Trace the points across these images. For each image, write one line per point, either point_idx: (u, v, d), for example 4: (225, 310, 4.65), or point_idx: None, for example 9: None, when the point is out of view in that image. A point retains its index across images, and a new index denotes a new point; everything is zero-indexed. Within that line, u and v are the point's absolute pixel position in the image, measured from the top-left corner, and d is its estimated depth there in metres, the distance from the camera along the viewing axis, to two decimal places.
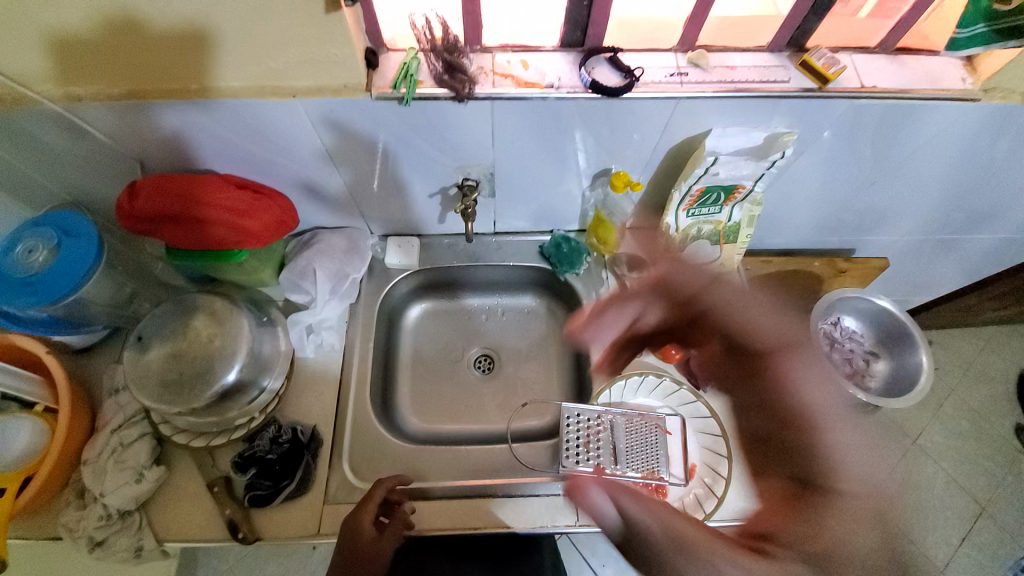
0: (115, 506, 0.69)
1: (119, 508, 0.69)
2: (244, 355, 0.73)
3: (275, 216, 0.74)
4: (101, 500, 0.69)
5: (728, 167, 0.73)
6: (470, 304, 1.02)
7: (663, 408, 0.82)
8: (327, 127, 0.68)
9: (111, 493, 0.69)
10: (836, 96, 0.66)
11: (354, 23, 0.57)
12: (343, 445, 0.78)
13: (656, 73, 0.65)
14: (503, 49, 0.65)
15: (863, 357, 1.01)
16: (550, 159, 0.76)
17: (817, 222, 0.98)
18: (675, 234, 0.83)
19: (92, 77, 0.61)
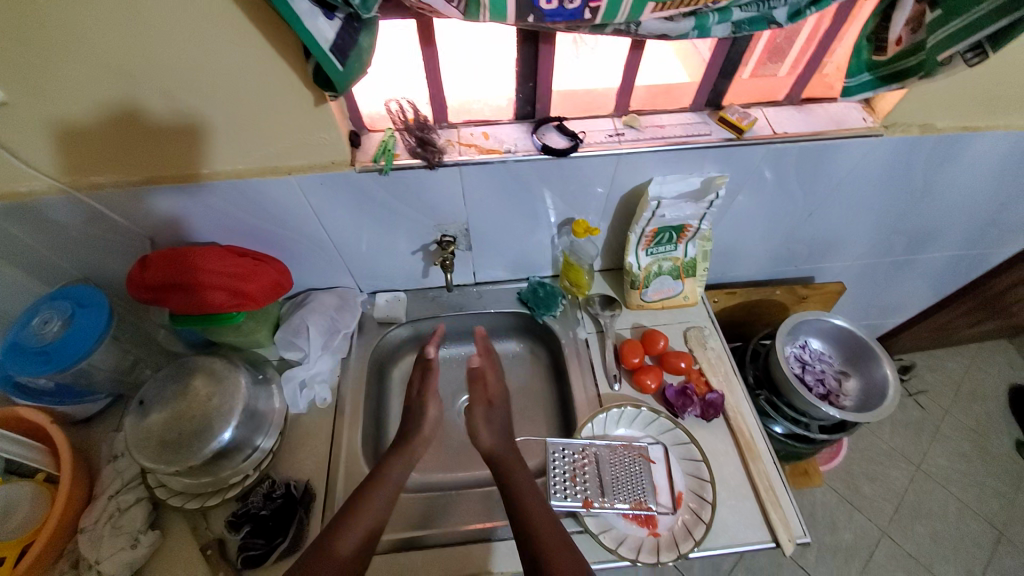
0: (109, 575, 0.69)
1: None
2: (240, 412, 0.77)
3: (271, 279, 0.82)
4: (96, 568, 0.69)
5: (672, 209, 0.82)
6: (456, 353, 1.07)
7: (645, 438, 0.85)
8: (317, 198, 0.77)
9: (105, 560, 0.70)
10: (753, 143, 0.78)
11: (338, 112, 0.68)
12: (336, 498, 0.80)
13: (598, 134, 0.76)
14: (467, 124, 0.76)
15: (834, 377, 1.06)
16: (517, 213, 0.85)
17: (772, 254, 1.07)
18: (638, 272, 0.91)
19: (115, 169, 0.71)
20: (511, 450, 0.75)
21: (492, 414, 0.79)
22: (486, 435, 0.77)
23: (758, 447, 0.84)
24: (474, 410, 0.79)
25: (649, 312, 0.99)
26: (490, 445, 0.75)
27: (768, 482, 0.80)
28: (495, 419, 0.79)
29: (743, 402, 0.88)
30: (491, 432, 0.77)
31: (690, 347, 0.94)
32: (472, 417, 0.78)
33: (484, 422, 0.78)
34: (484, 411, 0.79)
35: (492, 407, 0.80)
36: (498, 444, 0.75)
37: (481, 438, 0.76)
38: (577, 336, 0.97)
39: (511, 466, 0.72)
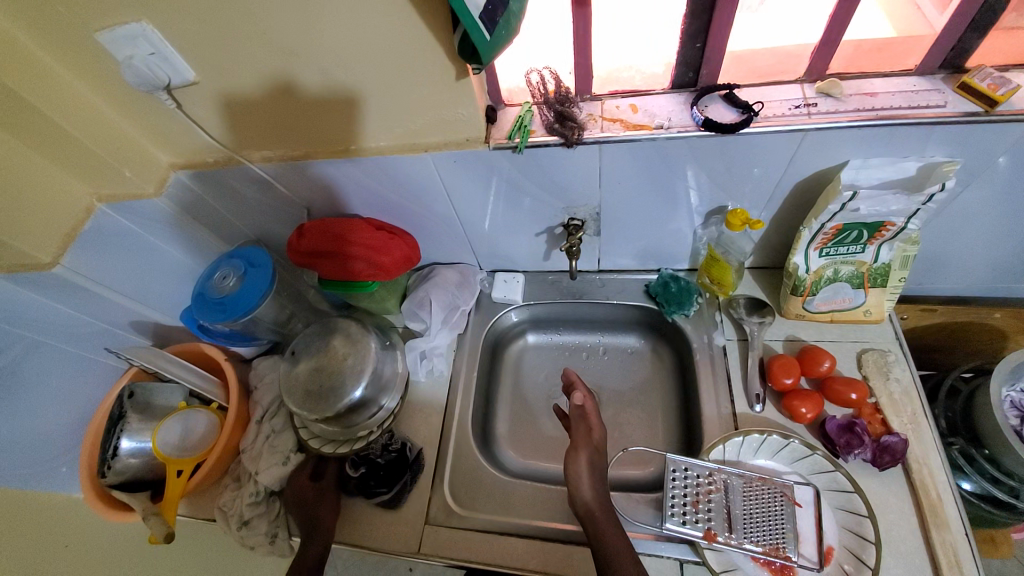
0: (265, 486, 0.81)
1: (267, 488, 0.81)
2: (368, 374, 0.83)
3: (404, 252, 0.85)
4: (255, 479, 0.81)
5: (870, 203, 0.63)
6: (573, 342, 1.03)
7: (791, 475, 0.71)
8: (449, 175, 0.76)
9: (265, 473, 0.81)
10: (1010, 119, 0.55)
11: (478, 86, 0.65)
12: (445, 470, 0.83)
13: (780, 105, 0.61)
14: (613, 95, 0.67)
15: None
16: (659, 199, 0.75)
17: (1001, 267, 0.80)
18: (805, 276, 0.75)
19: (281, 143, 0.77)
20: (607, 509, 0.67)
21: (596, 464, 0.72)
22: (588, 488, 0.68)
23: (948, 513, 0.65)
24: (577, 455, 0.71)
25: (809, 325, 0.82)
26: (588, 495, 0.68)
27: (955, 559, 0.62)
28: (597, 471, 0.71)
29: (933, 454, 0.69)
30: (592, 486, 0.69)
31: (866, 375, 0.75)
32: (574, 462, 0.71)
33: (588, 472, 0.70)
34: (588, 459, 0.71)
35: (598, 455, 0.72)
36: (600, 501, 0.67)
37: (582, 488, 0.68)
38: (713, 342, 0.85)
39: (609, 534, 0.64)
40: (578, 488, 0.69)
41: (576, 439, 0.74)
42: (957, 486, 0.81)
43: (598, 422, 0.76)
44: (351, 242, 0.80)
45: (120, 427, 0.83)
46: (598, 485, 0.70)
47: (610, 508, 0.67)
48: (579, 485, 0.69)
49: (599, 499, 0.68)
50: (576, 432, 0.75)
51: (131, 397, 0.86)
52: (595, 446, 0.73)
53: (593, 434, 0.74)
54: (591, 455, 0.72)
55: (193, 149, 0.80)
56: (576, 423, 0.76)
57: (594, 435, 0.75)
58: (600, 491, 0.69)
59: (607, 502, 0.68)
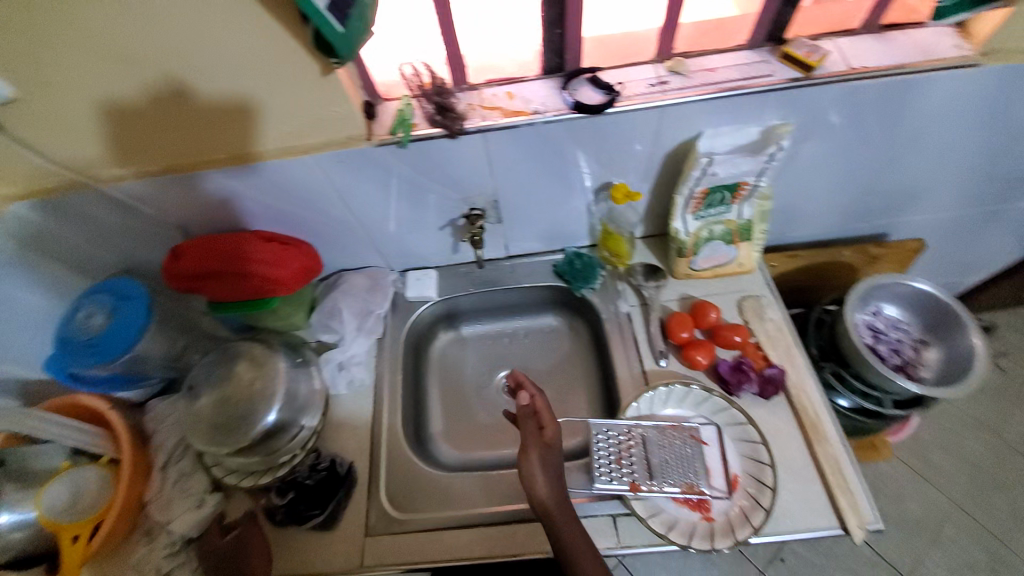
0: (180, 533, 0.74)
1: (183, 534, 0.74)
2: (281, 395, 0.78)
3: (301, 262, 0.81)
4: (168, 528, 0.74)
5: (725, 166, 0.72)
6: (495, 329, 1.06)
7: (697, 418, 0.78)
8: (338, 176, 0.73)
9: (178, 520, 0.74)
10: (825, 82, 0.65)
11: (348, 80, 0.62)
12: (379, 479, 0.80)
13: (639, 84, 0.66)
14: (490, 84, 0.68)
15: (911, 347, 0.92)
16: (552, 180, 0.78)
17: (841, 209, 0.95)
18: (686, 238, 0.83)
19: (138, 161, 0.69)
20: (564, 502, 0.66)
21: (549, 459, 0.68)
22: (543, 486, 0.66)
23: (826, 427, 0.75)
24: (529, 454, 0.67)
25: (698, 282, 0.91)
26: (544, 494, 0.65)
27: (835, 464, 0.72)
28: (551, 467, 0.68)
29: (807, 377, 0.79)
30: (547, 483, 0.66)
31: (746, 319, 0.85)
32: (526, 460, 0.67)
33: (542, 471, 0.66)
34: (541, 457, 0.68)
35: (550, 451, 0.69)
36: (556, 496, 0.66)
37: (537, 489, 0.65)
38: (619, 311, 0.90)
39: (568, 530, 0.64)
40: (534, 491, 0.66)
41: (527, 438, 0.69)
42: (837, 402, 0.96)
43: (548, 416, 0.71)
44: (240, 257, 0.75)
45: None
46: (553, 479, 0.67)
47: (566, 499, 0.66)
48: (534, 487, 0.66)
49: (555, 496, 0.66)
50: (525, 430, 0.70)
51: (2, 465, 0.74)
52: (546, 442, 0.69)
53: (544, 430, 0.70)
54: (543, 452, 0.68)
55: (28, 176, 0.69)
56: (524, 421, 0.71)
57: (547, 431, 0.70)
58: (557, 486, 0.67)
59: (562, 494, 0.66)
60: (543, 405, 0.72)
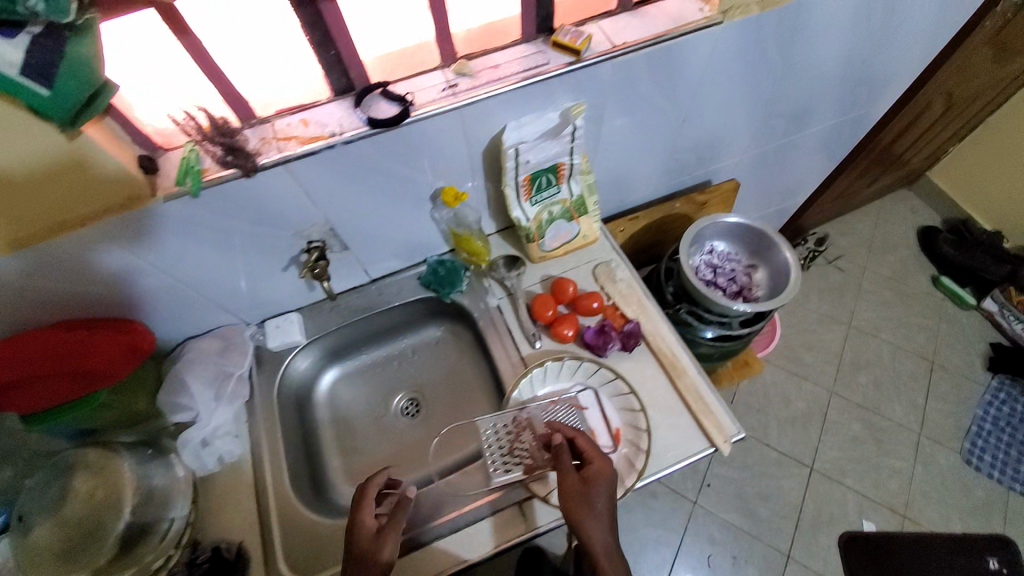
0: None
1: None
2: (132, 495, 0.70)
3: (123, 344, 0.72)
4: None
5: (534, 152, 0.77)
6: (380, 356, 1.03)
7: (575, 385, 0.82)
8: (140, 244, 0.66)
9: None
10: (594, 62, 0.71)
11: (105, 140, 0.57)
12: (274, 546, 0.75)
13: (429, 91, 0.67)
14: (282, 115, 0.66)
15: (743, 273, 1.05)
16: (384, 199, 0.77)
17: (662, 168, 1.05)
18: (529, 224, 0.87)
19: None
20: (615, 547, 0.63)
21: (600, 505, 0.65)
22: (594, 535, 0.63)
23: (682, 361, 0.83)
24: (574, 500, 0.65)
25: (555, 262, 0.95)
26: (596, 542, 0.63)
27: (696, 392, 0.81)
28: (605, 512, 0.65)
29: (660, 323, 0.88)
30: (599, 528, 0.63)
31: (601, 285, 0.92)
32: (574, 507, 0.65)
33: (592, 518, 0.64)
34: (592, 504, 0.65)
35: (598, 495, 0.65)
36: (604, 542, 0.63)
37: (587, 537, 0.63)
38: (489, 305, 0.93)
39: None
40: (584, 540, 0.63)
41: (568, 484, 0.66)
42: (705, 335, 1.02)
43: (596, 454, 0.68)
44: (49, 355, 0.67)
45: None
46: (606, 526, 0.64)
47: (615, 544, 0.64)
48: (585, 536, 0.63)
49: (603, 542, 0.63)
50: (566, 475, 0.67)
51: None
52: (591, 485, 0.66)
53: (590, 472, 0.67)
54: (588, 496, 0.65)
55: None
56: (564, 466, 0.68)
57: (591, 470, 0.67)
58: (608, 531, 0.64)
59: (613, 539, 0.64)
60: (586, 445, 0.69)
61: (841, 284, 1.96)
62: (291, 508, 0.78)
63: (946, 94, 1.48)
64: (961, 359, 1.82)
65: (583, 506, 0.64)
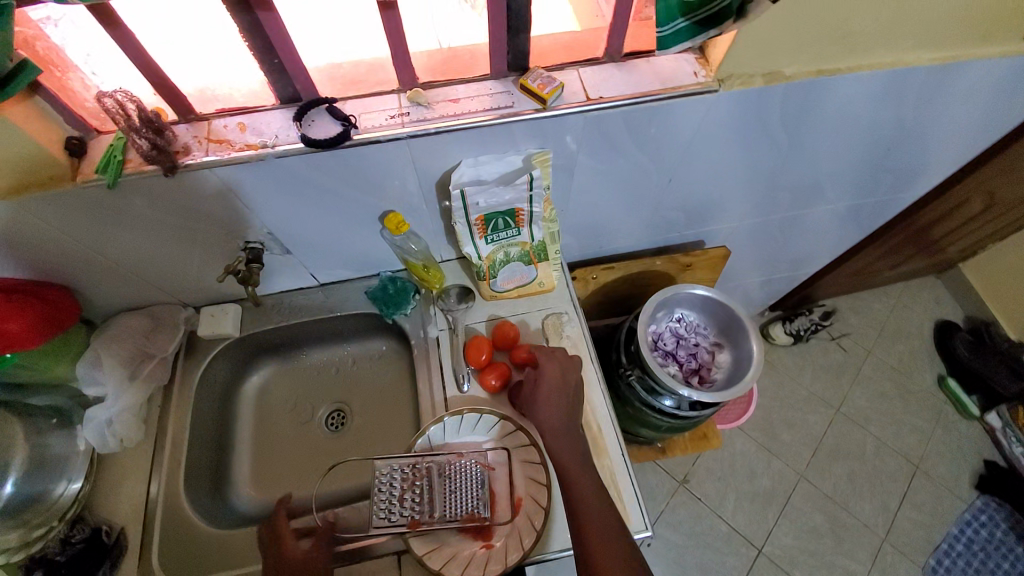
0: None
1: None
2: (21, 463, 0.72)
3: (41, 314, 0.71)
4: None
5: (484, 196, 0.73)
6: (318, 360, 0.99)
7: (490, 442, 0.79)
8: (62, 220, 0.65)
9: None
10: (562, 113, 0.66)
11: (28, 117, 0.55)
12: (153, 540, 0.73)
13: (376, 116, 0.64)
14: (221, 113, 0.63)
15: (706, 350, 0.98)
16: (328, 212, 0.74)
17: (645, 223, 0.99)
18: (480, 262, 0.82)
19: None
20: (568, 429, 0.72)
21: (556, 394, 0.75)
22: (548, 416, 0.73)
23: (606, 441, 0.79)
24: (533, 393, 0.75)
25: (507, 302, 0.91)
26: (549, 422, 0.73)
27: (611, 476, 0.77)
28: (562, 400, 0.74)
29: (597, 393, 0.82)
30: (553, 412, 0.73)
31: (546, 337, 0.87)
32: (532, 398, 0.75)
33: (546, 404, 0.74)
34: (546, 394, 0.75)
35: (555, 388, 0.75)
36: (557, 424, 0.72)
37: (541, 417, 0.73)
38: (428, 335, 0.89)
39: (563, 452, 0.70)
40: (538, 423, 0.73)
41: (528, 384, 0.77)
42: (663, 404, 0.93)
43: (555, 357, 0.78)
44: None
45: None
46: (562, 410, 0.74)
47: (569, 427, 0.73)
48: (538, 420, 0.73)
49: (555, 424, 0.72)
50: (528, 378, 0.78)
51: None
52: (546, 383, 0.76)
53: (549, 371, 0.76)
54: (544, 389, 0.75)
55: None
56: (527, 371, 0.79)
57: (549, 372, 0.76)
58: (563, 418, 0.73)
59: (567, 423, 0.73)
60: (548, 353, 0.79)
61: (840, 364, 1.84)
62: (178, 506, 0.76)
63: (989, 192, 1.36)
64: (949, 470, 1.69)
65: (540, 398, 0.75)
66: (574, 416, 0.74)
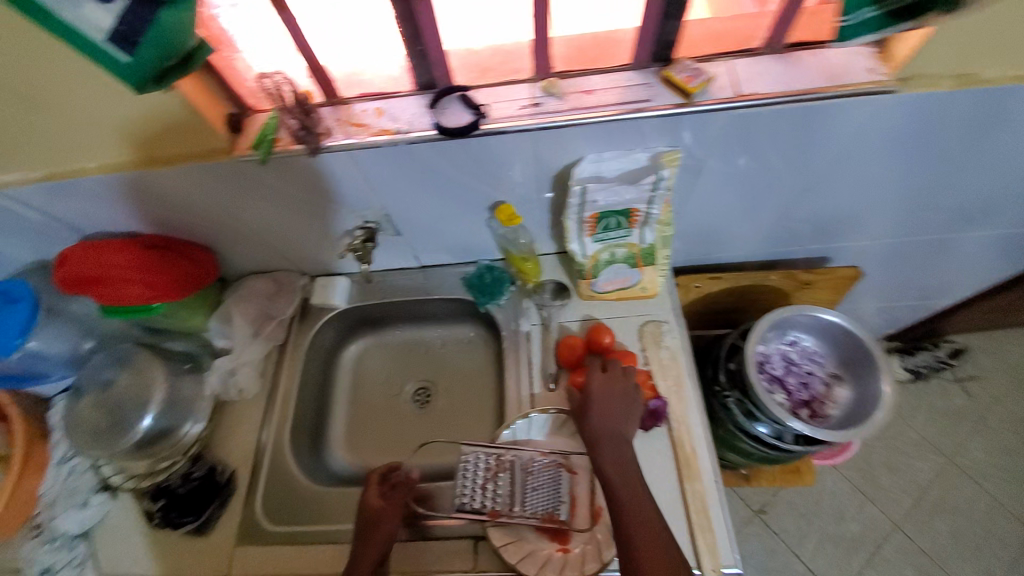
0: (68, 530, 0.75)
1: (67, 532, 0.75)
2: (158, 402, 0.79)
3: (185, 270, 0.79)
4: (50, 524, 0.75)
5: (604, 193, 0.70)
6: (410, 338, 1.03)
7: (574, 446, 0.77)
8: (214, 187, 0.70)
9: (61, 517, 0.75)
10: (708, 108, 0.61)
11: (201, 92, 0.61)
12: (259, 483, 0.80)
13: (508, 106, 0.62)
14: (362, 98, 0.66)
15: (821, 382, 0.89)
16: (442, 198, 0.75)
17: (765, 234, 0.90)
18: (584, 260, 0.79)
19: (10, 164, 0.67)
20: (617, 440, 0.69)
21: (608, 403, 0.72)
22: (596, 424, 0.70)
23: (700, 463, 0.73)
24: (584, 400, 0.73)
25: (605, 304, 0.86)
26: (597, 431, 0.70)
27: (701, 503, 0.71)
28: (613, 410, 0.72)
29: (692, 412, 0.77)
30: (602, 420, 0.71)
31: (643, 345, 0.82)
32: (581, 405, 0.73)
33: (595, 411, 0.71)
34: (597, 402, 0.72)
35: (608, 397, 0.73)
36: (605, 432, 0.69)
37: (588, 424, 0.71)
38: (519, 328, 0.87)
39: (611, 463, 0.67)
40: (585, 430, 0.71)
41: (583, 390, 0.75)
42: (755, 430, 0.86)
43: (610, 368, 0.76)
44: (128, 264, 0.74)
45: None
46: (611, 420, 0.71)
47: (618, 438, 0.69)
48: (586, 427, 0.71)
49: (603, 432, 0.70)
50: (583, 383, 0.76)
51: None
52: (596, 392, 0.73)
53: (604, 381, 0.74)
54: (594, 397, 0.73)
55: None
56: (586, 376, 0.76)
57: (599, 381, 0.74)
58: (611, 428, 0.70)
59: (615, 434, 0.69)
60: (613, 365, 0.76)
61: (963, 412, 1.59)
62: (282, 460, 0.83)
63: None
64: None
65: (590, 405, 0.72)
66: (626, 426, 0.71)
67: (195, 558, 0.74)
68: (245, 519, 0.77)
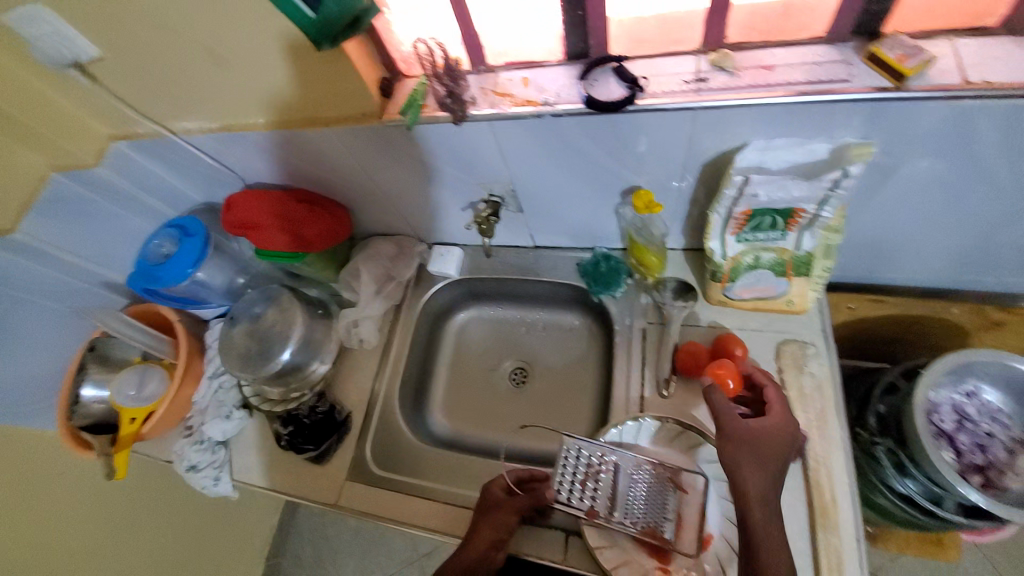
0: (211, 437, 0.86)
1: (216, 438, 0.86)
2: (296, 339, 0.87)
3: (327, 225, 0.85)
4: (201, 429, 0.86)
5: (768, 187, 0.60)
6: (514, 316, 1.02)
7: (687, 462, 0.71)
8: (360, 148, 0.74)
9: (208, 425, 0.85)
10: (922, 96, 0.50)
11: (363, 55, 0.63)
12: (371, 425, 0.87)
13: (668, 81, 0.57)
14: (509, 67, 0.64)
15: (1003, 447, 0.72)
16: (574, 177, 0.71)
17: (951, 258, 0.73)
18: (722, 262, 0.71)
19: (197, 114, 0.75)
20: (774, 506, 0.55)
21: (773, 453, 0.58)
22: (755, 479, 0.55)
23: (839, 514, 0.64)
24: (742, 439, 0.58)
25: (736, 311, 0.78)
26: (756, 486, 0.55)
27: (836, 561, 0.62)
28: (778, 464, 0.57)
29: (836, 456, 0.67)
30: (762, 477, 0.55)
31: (780, 365, 0.73)
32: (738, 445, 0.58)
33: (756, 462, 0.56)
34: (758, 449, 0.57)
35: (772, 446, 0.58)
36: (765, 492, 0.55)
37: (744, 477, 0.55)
38: (633, 325, 0.83)
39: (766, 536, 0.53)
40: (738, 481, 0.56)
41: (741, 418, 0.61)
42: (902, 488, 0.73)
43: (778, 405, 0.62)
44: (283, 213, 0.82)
45: (82, 375, 0.90)
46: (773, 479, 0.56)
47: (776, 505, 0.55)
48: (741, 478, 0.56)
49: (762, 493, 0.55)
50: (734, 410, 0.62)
51: (92, 350, 0.92)
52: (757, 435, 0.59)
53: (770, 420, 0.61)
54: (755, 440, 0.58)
55: (121, 119, 0.78)
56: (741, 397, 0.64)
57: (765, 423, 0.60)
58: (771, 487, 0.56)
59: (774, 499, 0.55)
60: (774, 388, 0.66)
61: None
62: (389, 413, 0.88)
63: None
64: None
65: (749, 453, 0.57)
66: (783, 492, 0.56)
67: (309, 483, 0.82)
68: (353, 460, 0.83)
